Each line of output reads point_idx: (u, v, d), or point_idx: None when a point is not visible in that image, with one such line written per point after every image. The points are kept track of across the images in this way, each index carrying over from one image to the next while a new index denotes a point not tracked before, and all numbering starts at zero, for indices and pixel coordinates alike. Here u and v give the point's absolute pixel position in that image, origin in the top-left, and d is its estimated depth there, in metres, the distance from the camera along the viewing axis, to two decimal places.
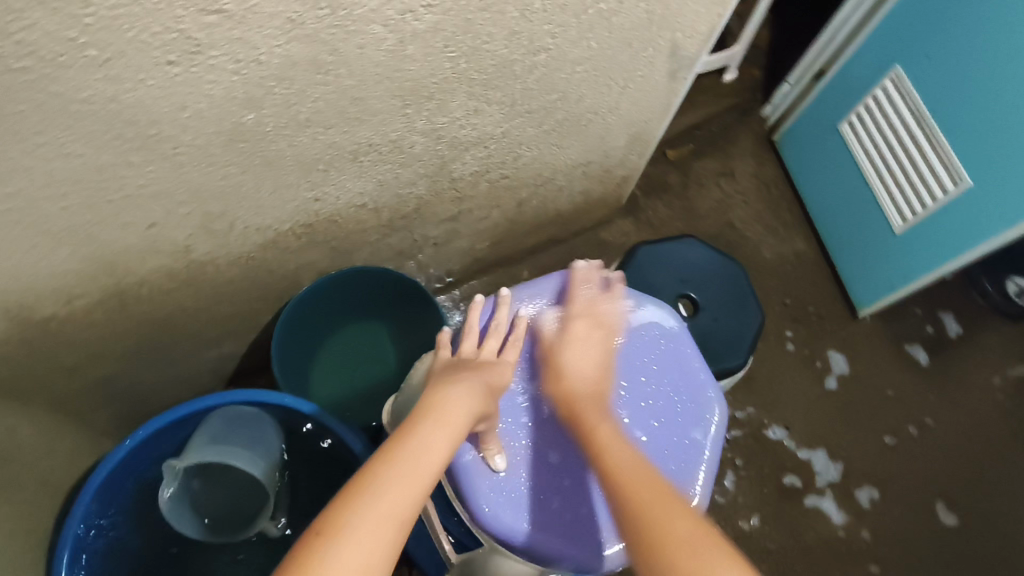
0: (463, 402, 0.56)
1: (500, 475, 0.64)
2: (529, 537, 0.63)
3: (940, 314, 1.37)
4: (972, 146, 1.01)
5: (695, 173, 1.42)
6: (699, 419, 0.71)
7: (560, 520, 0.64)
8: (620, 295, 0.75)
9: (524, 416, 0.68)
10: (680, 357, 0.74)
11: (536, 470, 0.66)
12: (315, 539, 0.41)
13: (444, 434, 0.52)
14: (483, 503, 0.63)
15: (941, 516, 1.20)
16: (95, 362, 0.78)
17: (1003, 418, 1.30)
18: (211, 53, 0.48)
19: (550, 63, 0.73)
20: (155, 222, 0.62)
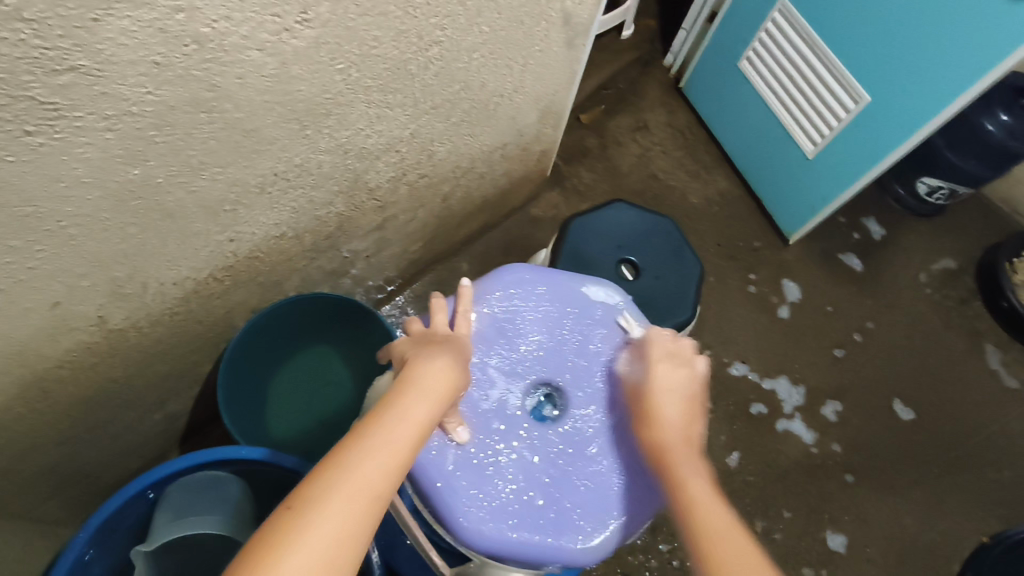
0: (444, 375, 0.54)
1: (473, 484, 0.59)
2: (513, 543, 0.58)
3: (863, 221, 1.44)
4: (863, 63, 1.05)
5: (612, 133, 1.43)
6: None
7: (540, 517, 0.59)
8: (565, 280, 0.72)
9: (488, 418, 0.63)
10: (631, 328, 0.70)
11: (508, 470, 0.61)
12: (284, 514, 0.40)
13: (422, 405, 0.51)
14: (461, 517, 0.58)
15: (897, 413, 1.28)
16: (27, 457, 0.72)
17: (935, 310, 1.38)
18: (74, 114, 0.44)
19: (445, 55, 0.70)
20: (58, 302, 0.57)
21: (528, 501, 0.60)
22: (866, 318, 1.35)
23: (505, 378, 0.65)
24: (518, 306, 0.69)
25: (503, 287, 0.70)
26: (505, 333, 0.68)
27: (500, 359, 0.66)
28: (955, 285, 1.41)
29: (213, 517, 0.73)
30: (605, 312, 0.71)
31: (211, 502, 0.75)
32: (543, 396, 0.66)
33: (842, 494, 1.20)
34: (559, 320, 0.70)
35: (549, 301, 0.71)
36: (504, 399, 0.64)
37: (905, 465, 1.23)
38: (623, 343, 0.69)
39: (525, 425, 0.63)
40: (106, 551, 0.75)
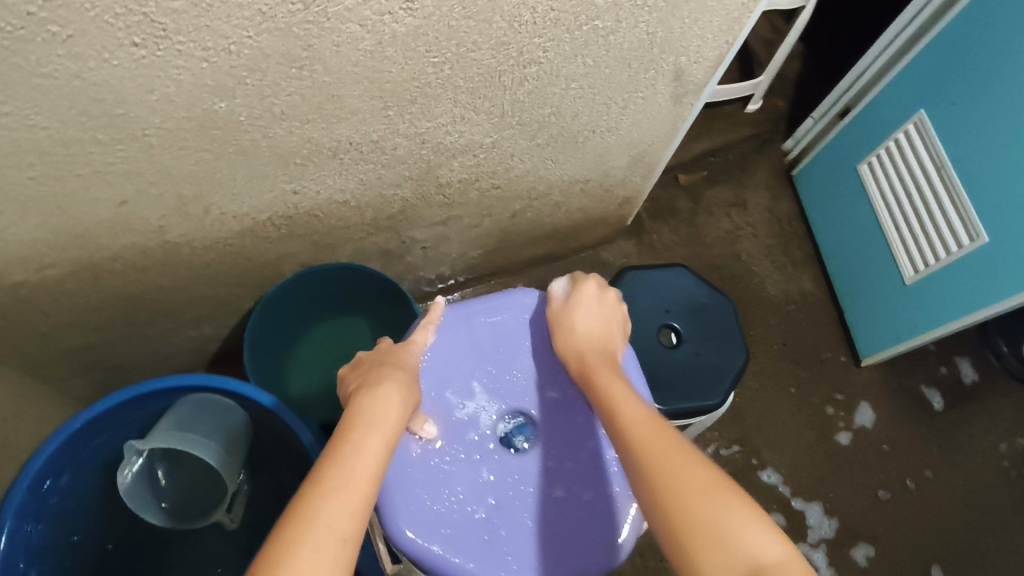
0: (392, 401, 0.54)
1: (421, 483, 0.59)
2: (436, 559, 0.56)
3: (956, 359, 1.32)
4: (991, 200, 0.96)
5: (706, 200, 1.40)
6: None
7: (473, 538, 0.57)
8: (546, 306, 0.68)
9: (455, 424, 0.62)
10: None
11: (457, 484, 0.59)
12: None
13: (373, 438, 0.50)
14: (396, 509, 0.57)
15: None
16: (69, 331, 0.79)
17: (1006, 489, 1.22)
18: (177, 38, 0.48)
19: (541, 77, 0.71)
20: (126, 201, 0.63)
21: (465, 520, 0.58)
22: (924, 469, 1.22)
23: (485, 395, 0.64)
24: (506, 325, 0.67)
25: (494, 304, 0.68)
26: (498, 349, 0.66)
27: (487, 375, 0.65)
28: None
29: (209, 443, 0.74)
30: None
31: (209, 426, 0.76)
32: (519, 423, 0.63)
33: None
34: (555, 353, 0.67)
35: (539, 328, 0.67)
36: (478, 414, 0.63)
37: None
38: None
39: (491, 445, 0.62)
40: (100, 440, 0.76)
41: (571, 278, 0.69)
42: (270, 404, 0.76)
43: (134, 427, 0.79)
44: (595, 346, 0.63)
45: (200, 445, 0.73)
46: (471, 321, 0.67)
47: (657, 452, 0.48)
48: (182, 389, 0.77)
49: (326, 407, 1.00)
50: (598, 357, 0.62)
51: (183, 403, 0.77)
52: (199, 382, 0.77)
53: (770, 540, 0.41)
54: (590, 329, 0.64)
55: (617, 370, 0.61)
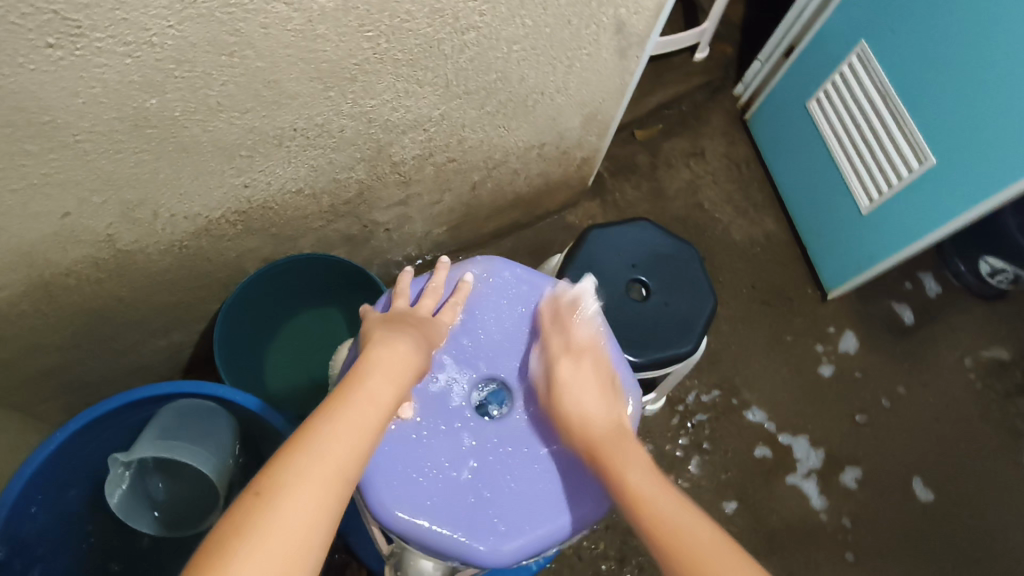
0: (401, 356, 0.55)
1: (402, 459, 0.58)
2: (421, 531, 0.56)
3: (918, 276, 1.37)
4: (936, 123, 0.99)
5: (664, 153, 1.40)
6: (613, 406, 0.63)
7: (457, 505, 0.57)
8: (522, 283, 0.68)
9: (433, 398, 0.61)
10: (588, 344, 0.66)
11: (437, 457, 0.59)
12: (256, 498, 0.41)
13: (385, 387, 0.52)
14: (378, 487, 0.57)
15: (916, 493, 1.19)
16: (32, 354, 0.77)
17: (973, 399, 1.28)
18: (95, 35, 0.47)
19: (482, 42, 0.70)
20: (69, 212, 0.61)
21: (449, 488, 0.58)
22: (897, 385, 1.27)
23: (456, 365, 0.63)
24: (488, 299, 0.67)
25: (478, 279, 0.68)
26: (465, 322, 0.65)
27: (458, 347, 0.64)
28: (1002, 376, 1.30)
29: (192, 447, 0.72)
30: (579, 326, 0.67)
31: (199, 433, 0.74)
32: (491, 391, 0.64)
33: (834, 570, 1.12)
34: (524, 322, 0.67)
35: (518, 303, 0.67)
36: (450, 386, 0.62)
37: (905, 555, 1.14)
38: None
39: (467, 415, 0.61)
40: (74, 463, 0.74)
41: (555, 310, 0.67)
42: (250, 404, 0.75)
43: (107, 444, 0.77)
44: (596, 410, 0.61)
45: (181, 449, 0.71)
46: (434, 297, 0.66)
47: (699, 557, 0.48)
48: (159, 398, 0.75)
49: (306, 401, 1.00)
50: (604, 428, 0.59)
51: (166, 410, 0.75)
52: (176, 390, 0.74)
53: None
54: (585, 389, 0.62)
55: (625, 440, 0.59)
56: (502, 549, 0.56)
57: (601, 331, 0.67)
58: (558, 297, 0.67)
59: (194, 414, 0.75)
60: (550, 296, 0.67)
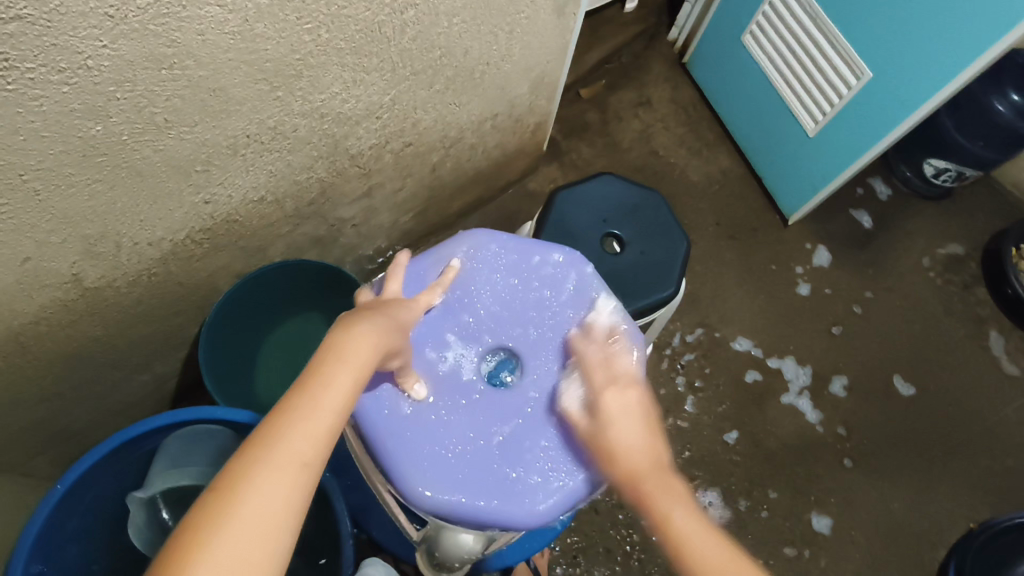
0: (375, 334, 0.49)
1: (427, 441, 0.57)
2: (460, 506, 0.55)
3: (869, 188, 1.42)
4: (869, 38, 1.02)
5: (612, 107, 1.41)
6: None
7: (489, 474, 0.57)
8: (509, 250, 0.68)
9: (444, 377, 0.61)
10: (585, 298, 0.67)
11: (460, 431, 0.58)
12: (211, 497, 0.38)
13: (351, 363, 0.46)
14: (408, 473, 0.56)
15: (898, 389, 1.26)
16: (13, 410, 0.74)
17: (936, 295, 1.34)
18: (27, 66, 0.44)
19: (422, 19, 0.69)
20: (29, 257, 0.58)
21: (479, 460, 0.57)
22: (865, 291, 1.33)
23: (460, 343, 0.63)
24: (478, 272, 0.66)
25: (463, 255, 0.67)
26: (461, 300, 0.65)
27: (458, 325, 0.64)
28: (959, 269, 1.37)
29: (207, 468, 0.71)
30: (573, 285, 0.67)
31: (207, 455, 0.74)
32: (500, 360, 0.63)
33: (835, 476, 1.18)
34: (518, 289, 0.66)
35: (507, 270, 0.67)
36: (459, 363, 0.62)
37: (897, 450, 1.21)
38: (586, 315, 0.66)
39: (480, 388, 0.61)
40: (80, 514, 0.71)
41: (549, 271, 0.68)
42: (247, 418, 0.74)
43: (110, 488, 0.75)
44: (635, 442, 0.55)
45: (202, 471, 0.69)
46: (424, 281, 0.65)
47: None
48: (158, 430, 0.74)
49: None
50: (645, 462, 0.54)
51: (169, 441, 0.73)
52: (175, 419, 0.73)
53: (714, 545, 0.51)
54: (628, 422, 0.56)
55: (666, 476, 0.53)
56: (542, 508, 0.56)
57: (596, 285, 0.67)
58: (550, 258, 0.68)
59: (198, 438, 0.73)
60: (544, 256, 0.68)
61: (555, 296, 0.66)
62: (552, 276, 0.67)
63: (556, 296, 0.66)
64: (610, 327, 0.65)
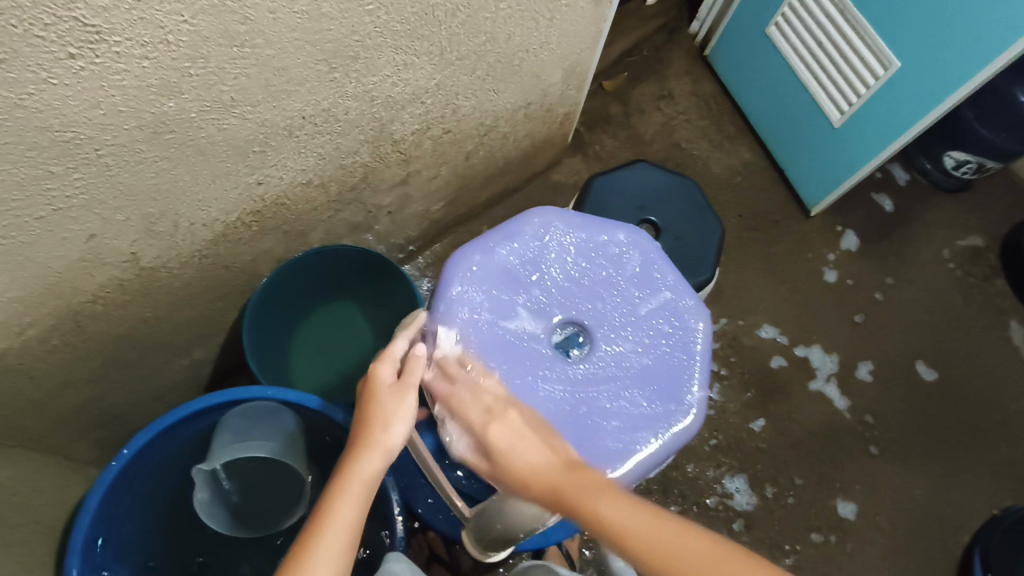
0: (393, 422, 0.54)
1: None
2: None
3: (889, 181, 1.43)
4: (897, 28, 1.03)
5: (634, 100, 1.42)
6: (687, 331, 0.66)
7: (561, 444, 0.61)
8: (577, 227, 0.68)
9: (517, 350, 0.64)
10: (651, 277, 0.68)
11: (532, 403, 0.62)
12: None
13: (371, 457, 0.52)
14: None
15: (922, 374, 1.27)
16: (64, 391, 0.75)
17: (956, 286, 1.36)
18: (114, 39, 0.45)
19: (472, 4, 0.70)
20: (94, 233, 0.59)
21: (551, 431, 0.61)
22: (886, 277, 1.35)
23: (532, 317, 0.65)
24: (547, 248, 0.67)
25: (532, 231, 0.67)
26: (531, 275, 0.66)
27: (530, 299, 0.66)
28: (979, 261, 1.39)
29: (272, 444, 0.74)
30: (638, 264, 0.68)
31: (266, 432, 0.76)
32: (570, 333, 0.66)
33: (860, 463, 1.19)
34: (586, 267, 0.68)
35: (575, 247, 0.68)
36: (529, 335, 0.64)
37: (920, 437, 1.22)
38: (651, 294, 0.68)
39: (553, 362, 0.64)
40: (137, 484, 0.75)
41: (617, 249, 0.69)
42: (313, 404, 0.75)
43: (164, 461, 0.77)
44: (541, 459, 0.53)
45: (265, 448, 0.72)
46: (496, 255, 0.66)
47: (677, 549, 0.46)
48: (213, 408, 0.75)
49: (340, 393, 1.01)
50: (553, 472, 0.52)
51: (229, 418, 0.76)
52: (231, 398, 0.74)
53: (626, 503, 0.49)
54: (520, 437, 0.55)
55: (574, 473, 0.52)
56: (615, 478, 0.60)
57: (660, 265, 0.69)
58: (617, 237, 0.69)
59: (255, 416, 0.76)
60: (610, 234, 0.69)
61: (622, 275, 0.68)
62: (619, 254, 0.68)
63: (623, 275, 0.68)
64: (675, 306, 0.67)
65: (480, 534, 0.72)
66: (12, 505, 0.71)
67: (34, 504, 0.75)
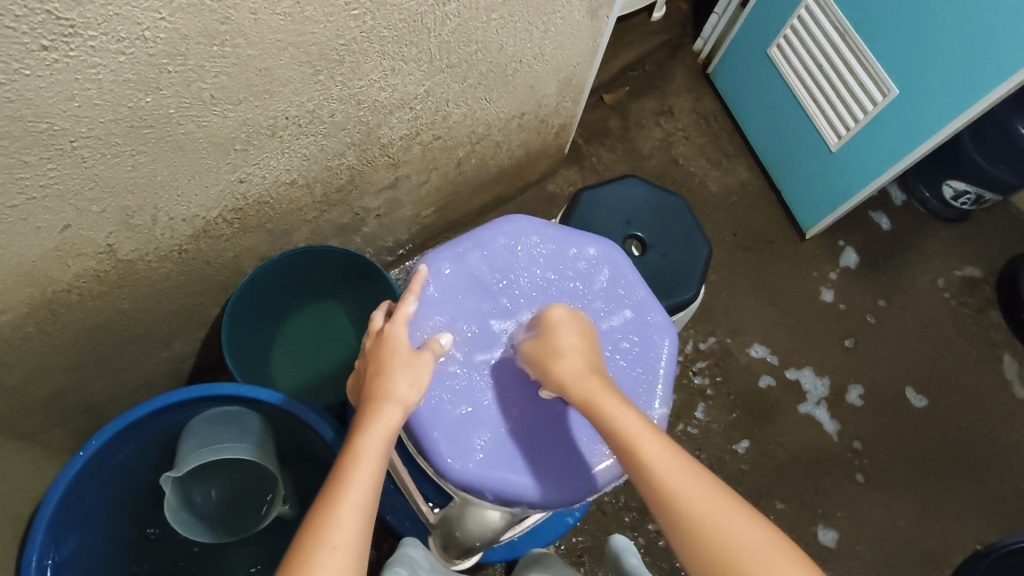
0: (406, 376, 0.56)
1: (463, 415, 0.60)
2: (490, 479, 0.59)
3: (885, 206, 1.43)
4: (897, 56, 1.02)
5: (634, 114, 1.42)
6: (651, 346, 0.67)
7: (518, 451, 0.60)
8: (547, 240, 0.70)
9: (481, 354, 0.64)
10: (618, 293, 0.69)
11: (491, 409, 0.61)
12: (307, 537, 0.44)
13: (390, 410, 0.54)
14: (442, 449, 0.59)
15: (911, 401, 1.26)
16: (39, 379, 0.75)
17: (950, 316, 1.34)
18: (88, 34, 0.45)
19: (462, 13, 0.70)
20: (69, 224, 0.60)
21: (509, 438, 0.60)
22: (877, 299, 1.34)
23: (497, 325, 0.65)
24: (516, 257, 0.68)
25: (502, 241, 0.68)
26: (500, 283, 0.67)
27: (497, 307, 0.66)
28: (974, 292, 1.37)
29: (245, 444, 0.74)
30: (606, 280, 0.70)
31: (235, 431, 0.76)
32: None
33: (844, 490, 1.18)
34: (554, 279, 0.69)
35: (544, 259, 0.69)
36: (492, 338, 0.64)
37: (905, 467, 1.21)
38: (616, 309, 0.68)
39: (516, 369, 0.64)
40: (103, 475, 0.75)
41: (585, 263, 0.70)
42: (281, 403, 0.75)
43: (133, 454, 0.78)
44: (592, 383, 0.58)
45: (235, 449, 0.72)
46: (465, 261, 0.67)
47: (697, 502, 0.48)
48: (179, 404, 0.75)
49: (320, 392, 1.01)
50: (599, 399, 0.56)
51: (198, 421, 0.76)
52: (197, 394, 0.74)
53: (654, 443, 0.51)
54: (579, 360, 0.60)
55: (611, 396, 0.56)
56: (573, 488, 0.60)
57: (627, 280, 0.70)
58: (586, 252, 0.70)
59: (225, 418, 0.76)
60: (579, 248, 0.70)
61: (589, 289, 0.69)
62: (587, 268, 0.70)
63: (590, 289, 0.69)
64: (639, 322, 0.68)
65: (445, 542, 0.72)
66: None
67: (3, 489, 0.75)
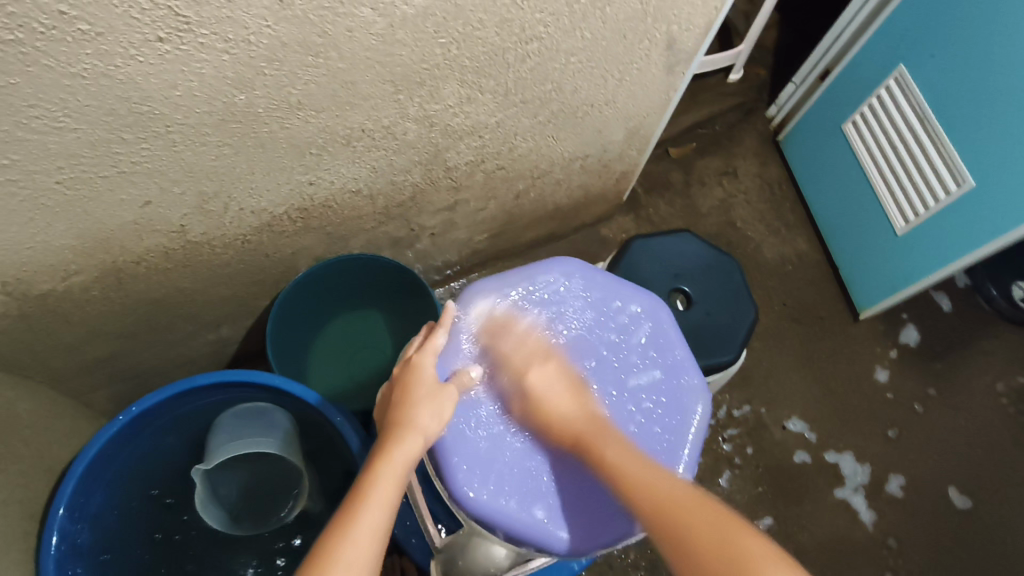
0: (428, 409, 0.57)
1: (483, 444, 0.61)
2: (500, 515, 0.58)
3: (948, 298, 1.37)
4: (976, 147, 0.99)
5: (697, 170, 1.42)
6: (682, 409, 0.66)
7: (533, 493, 0.59)
8: (592, 289, 0.70)
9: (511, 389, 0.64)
10: (656, 351, 0.69)
11: (512, 444, 0.62)
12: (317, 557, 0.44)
13: (411, 442, 0.54)
14: (458, 477, 0.59)
15: (954, 503, 1.19)
16: (94, 341, 0.79)
17: (1005, 424, 1.27)
18: (200, 31, 0.49)
19: (542, 52, 0.73)
20: (150, 201, 0.64)
21: (525, 478, 0.60)
22: (928, 389, 1.28)
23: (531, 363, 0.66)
24: (558, 300, 0.69)
25: (548, 283, 0.69)
26: (539, 323, 0.68)
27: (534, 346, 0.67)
28: None
29: (270, 438, 0.78)
30: (645, 336, 0.69)
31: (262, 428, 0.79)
32: None
33: None
34: (592, 328, 0.69)
35: (586, 306, 0.70)
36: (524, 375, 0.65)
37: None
38: (652, 368, 0.68)
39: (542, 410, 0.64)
40: (137, 440, 0.78)
41: (627, 318, 0.70)
42: (315, 402, 0.77)
43: (169, 424, 0.81)
44: (568, 402, 0.63)
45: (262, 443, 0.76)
46: (508, 297, 0.68)
47: (678, 508, 0.52)
48: (219, 386, 0.78)
49: (349, 398, 1.03)
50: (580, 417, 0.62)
51: (231, 415, 0.80)
52: (236, 379, 0.77)
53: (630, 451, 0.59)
54: (556, 388, 0.64)
55: (609, 426, 0.62)
56: (583, 539, 0.58)
57: (667, 340, 0.69)
58: (629, 306, 0.70)
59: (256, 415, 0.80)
60: (623, 302, 0.70)
61: (627, 342, 0.69)
62: (628, 322, 0.70)
63: (628, 342, 0.69)
64: (673, 383, 0.67)
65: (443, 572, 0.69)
66: (22, 437, 0.75)
67: (43, 440, 0.78)
